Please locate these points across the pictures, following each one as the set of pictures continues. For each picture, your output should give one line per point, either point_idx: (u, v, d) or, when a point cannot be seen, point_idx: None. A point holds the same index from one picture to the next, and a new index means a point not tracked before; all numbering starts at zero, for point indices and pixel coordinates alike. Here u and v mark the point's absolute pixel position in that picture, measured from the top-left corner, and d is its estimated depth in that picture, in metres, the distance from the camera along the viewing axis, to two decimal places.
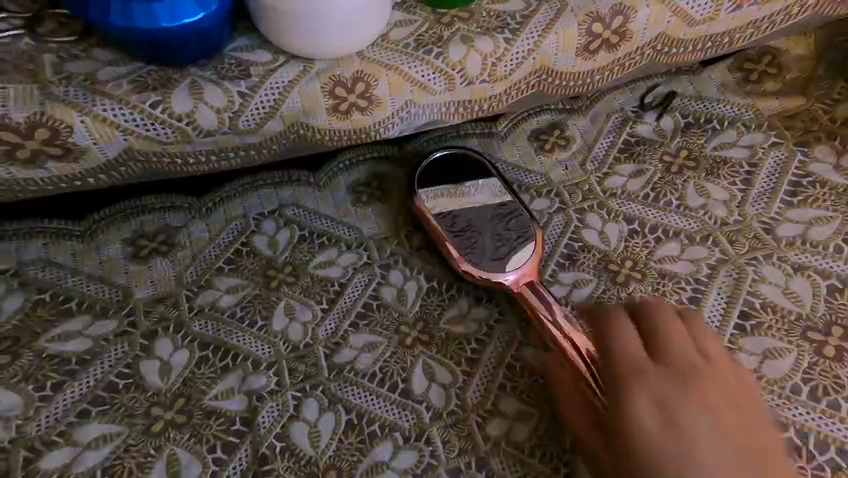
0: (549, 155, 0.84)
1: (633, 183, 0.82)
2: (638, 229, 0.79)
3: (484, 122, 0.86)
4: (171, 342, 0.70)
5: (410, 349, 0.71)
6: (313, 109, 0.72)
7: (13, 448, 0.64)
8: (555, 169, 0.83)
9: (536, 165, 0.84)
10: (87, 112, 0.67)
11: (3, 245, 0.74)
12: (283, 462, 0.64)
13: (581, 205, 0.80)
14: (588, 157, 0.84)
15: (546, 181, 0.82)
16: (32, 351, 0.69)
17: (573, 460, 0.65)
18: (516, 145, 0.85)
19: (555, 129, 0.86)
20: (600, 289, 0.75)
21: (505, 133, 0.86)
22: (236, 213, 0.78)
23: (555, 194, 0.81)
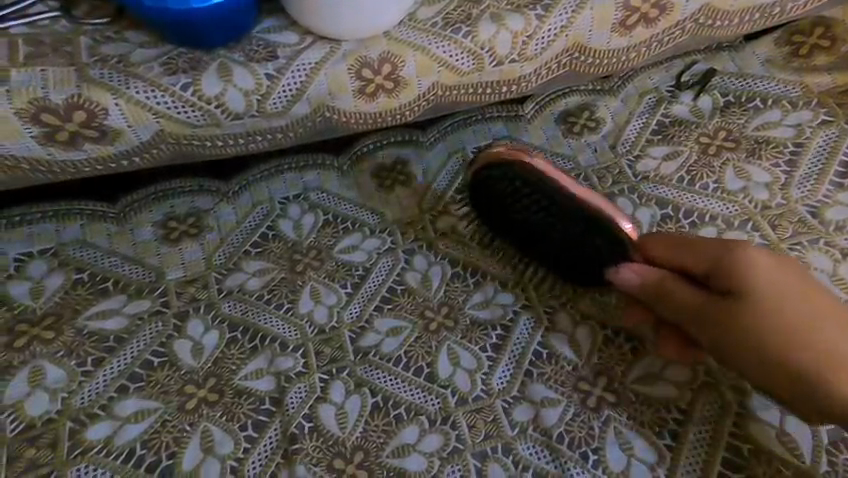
0: (578, 138, 0.82)
1: (668, 166, 0.79)
2: (671, 214, 0.76)
3: (510, 105, 0.84)
4: (202, 323, 0.72)
5: (435, 333, 0.71)
6: (340, 91, 0.72)
7: (60, 419, 0.67)
8: (583, 153, 0.81)
9: (564, 148, 0.82)
10: (121, 95, 0.68)
11: (43, 226, 0.77)
12: (312, 441, 0.66)
13: (612, 191, 0.78)
14: (619, 139, 0.82)
15: (574, 165, 0.80)
16: (73, 327, 0.72)
17: (602, 446, 0.66)
18: (542, 128, 0.83)
19: (585, 111, 0.84)
20: None
21: (531, 116, 0.84)
22: (262, 196, 0.79)
23: (584, 179, 0.79)
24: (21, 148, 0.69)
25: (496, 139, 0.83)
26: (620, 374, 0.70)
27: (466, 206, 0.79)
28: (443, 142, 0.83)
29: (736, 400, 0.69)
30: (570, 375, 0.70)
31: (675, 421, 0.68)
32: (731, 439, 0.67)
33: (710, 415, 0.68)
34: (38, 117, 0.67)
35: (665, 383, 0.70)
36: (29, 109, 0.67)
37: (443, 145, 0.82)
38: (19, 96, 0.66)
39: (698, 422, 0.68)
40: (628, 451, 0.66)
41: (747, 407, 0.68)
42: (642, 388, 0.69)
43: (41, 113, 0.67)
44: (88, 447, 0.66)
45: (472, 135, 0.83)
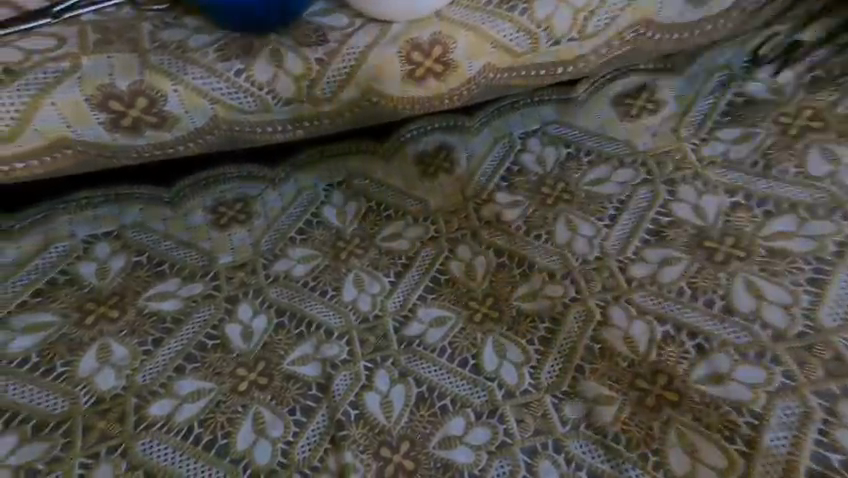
0: (637, 121, 0.86)
1: (738, 150, 0.82)
2: (741, 201, 0.78)
3: (562, 88, 0.89)
4: (251, 307, 0.73)
5: (479, 325, 0.71)
6: (388, 76, 0.71)
7: (126, 395, 0.69)
8: (642, 137, 0.85)
9: (619, 132, 0.86)
10: (179, 81, 0.69)
11: (106, 210, 0.81)
12: (358, 428, 0.66)
13: (673, 176, 0.81)
14: (682, 123, 0.85)
15: (630, 149, 0.84)
16: (135, 308, 0.74)
17: (663, 448, 0.63)
18: (596, 111, 0.88)
19: (643, 92, 0.88)
20: (694, 266, 0.74)
21: (584, 99, 0.88)
22: (308, 183, 0.82)
23: (641, 165, 0.83)
24: (90, 134, 0.70)
25: (544, 123, 0.87)
26: (682, 372, 0.67)
27: (514, 193, 0.81)
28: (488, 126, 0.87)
29: (823, 406, 0.64)
30: (627, 371, 0.68)
31: (749, 427, 0.63)
32: (819, 449, 0.62)
33: (795, 422, 0.63)
34: (106, 104, 0.69)
35: (740, 385, 0.66)
36: (98, 95, 0.69)
37: (489, 130, 0.86)
38: (88, 83, 0.68)
39: (777, 428, 0.63)
40: (693, 455, 0.63)
41: (837, 413, 0.63)
42: (707, 387, 0.66)
43: (107, 100, 0.69)
44: (150, 423, 0.67)
45: (519, 119, 0.87)
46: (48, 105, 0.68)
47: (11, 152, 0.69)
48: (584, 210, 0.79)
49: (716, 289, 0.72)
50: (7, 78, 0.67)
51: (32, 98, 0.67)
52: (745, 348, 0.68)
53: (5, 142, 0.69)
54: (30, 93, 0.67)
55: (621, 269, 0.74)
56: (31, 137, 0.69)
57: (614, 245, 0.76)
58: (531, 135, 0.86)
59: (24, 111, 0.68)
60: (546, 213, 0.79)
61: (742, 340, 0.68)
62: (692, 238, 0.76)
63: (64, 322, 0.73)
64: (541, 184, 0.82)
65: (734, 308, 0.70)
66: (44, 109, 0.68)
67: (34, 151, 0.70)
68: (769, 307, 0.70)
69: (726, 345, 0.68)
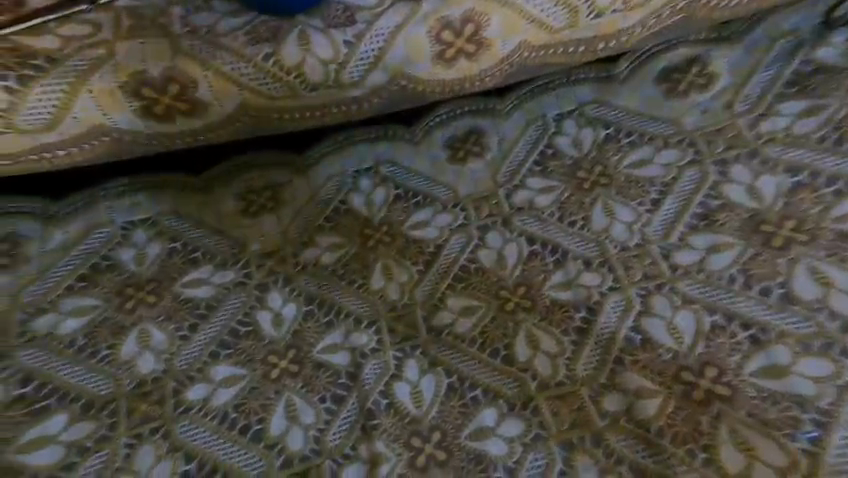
0: (684, 97, 0.83)
1: (803, 123, 0.79)
2: (807, 181, 0.75)
3: (603, 64, 0.86)
4: (281, 295, 0.74)
5: (511, 314, 0.70)
6: (418, 57, 0.70)
7: (164, 379, 0.70)
8: (690, 114, 0.82)
9: (664, 110, 0.83)
10: (210, 67, 0.69)
11: (143, 196, 0.82)
12: (388, 418, 0.65)
13: (724, 156, 0.78)
14: (737, 97, 0.83)
15: (677, 128, 0.81)
16: (171, 294, 0.75)
17: (713, 444, 0.61)
18: (639, 88, 0.85)
19: (695, 65, 0.85)
20: (751, 253, 0.71)
21: (625, 76, 0.86)
22: (335, 169, 0.82)
23: (689, 145, 0.80)
24: (124, 121, 0.70)
25: (580, 103, 0.85)
26: (733, 365, 0.64)
27: (548, 177, 0.80)
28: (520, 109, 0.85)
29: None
30: (671, 364, 0.65)
31: (813, 425, 0.61)
32: None
33: None
34: (138, 91, 0.69)
35: (802, 378, 0.63)
36: (131, 83, 0.68)
37: (520, 114, 0.85)
38: (122, 69, 0.68)
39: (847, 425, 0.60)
40: (749, 453, 0.60)
41: None
42: (765, 381, 0.63)
43: (140, 86, 0.69)
44: (187, 407, 0.68)
45: (554, 99, 0.85)
46: (86, 92, 0.68)
47: (52, 140, 0.69)
48: (623, 194, 0.77)
49: (774, 277, 0.69)
50: (46, 65, 0.67)
51: (71, 86, 0.67)
52: (808, 340, 0.65)
53: (46, 130, 0.68)
54: (69, 80, 0.67)
55: (664, 257, 0.72)
56: (70, 124, 0.69)
57: (657, 231, 0.74)
58: (566, 116, 0.84)
59: (63, 99, 0.67)
60: (582, 198, 0.77)
61: (805, 330, 0.66)
62: (747, 222, 0.73)
63: (107, 306, 0.75)
64: (577, 169, 0.80)
65: (797, 297, 0.67)
66: (82, 96, 0.68)
67: (73, 137, 0.70)
68: (835, 295, 0.67)
69: (789, 337, 0.65)
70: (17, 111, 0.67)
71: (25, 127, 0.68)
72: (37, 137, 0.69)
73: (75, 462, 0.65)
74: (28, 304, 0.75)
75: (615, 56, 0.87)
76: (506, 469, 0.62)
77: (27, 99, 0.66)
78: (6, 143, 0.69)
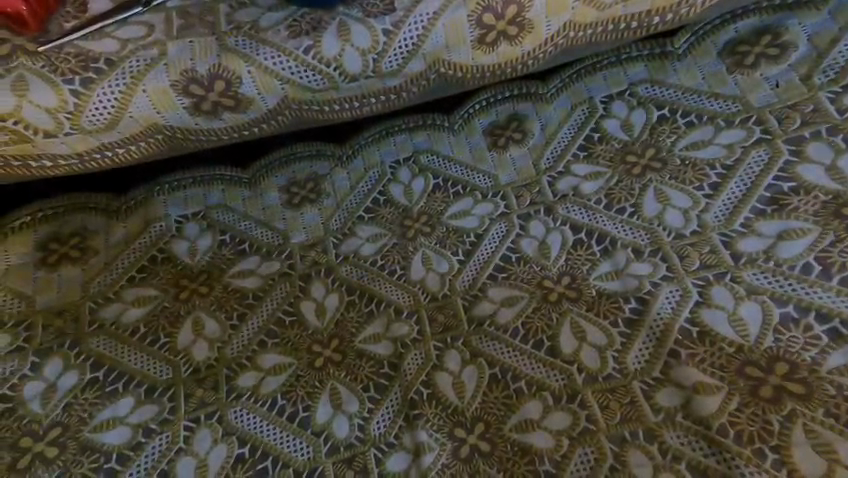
0: (753, 71, 0.79)
1: None
2: None
3: (660, 40, 0.83)
4: (324, 285, 0.75)
5: (556, 305, 0.68)
6: (458, 43, 0.69)
7: (216, 367, 0.72)
8: (760, 90, 0.78)
9: (729, 86, 0.79)
10: (252, 62, 0.69)
11: (194, 191, 0.85)
12: (431, 408, 0.65)
13: (800, 134, 0.73)
14: (816, 68, 0.77)
15: (743, 105, 0.77)
16: (222, 285, 0.77)
17: (784, 444, 0.57)
18: (699, 64, 0.81)
19: (768, 35, 0.80)
20: (832, 239, 0.66)
21: (683, 52, 0.82)
22: (374, 160, 0.83)
23: (757, 124, 0.75)
24: (176, 118, 0.71)
25: (631, 83, 0.82)
26: (808, 361, 0.60)
27: (594, 163, 0.77)
28: (566, 92, 0.83)
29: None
30: (733, 359, 0.62)
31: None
32: None
33: None
34: (188, 89, 0.69)
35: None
36: (181, 81, 0.69)
37: (566, 97, 0.83)
38: (174, 67, 0.69)
39: None
40: (829, 457, 0.56)
41: None
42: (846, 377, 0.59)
43: (189, 84, 0.69)
44: (239, 394, 0.70)
45: (602, 81, 0.83)
46: (141, 91, 0.68)
47: (112, 139, 0.71)
48: (678, 179, 0.74)
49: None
50: (107, 67, 0.68)
51: (128, 86, 0.68)
52: None
53: (106, 130, 0.70)
54: (127, 80, 0.68)
55: (726, 246, 0.68)
56: (128, 122, 0.70)
57: (717, 218, 0.70)
58: (615, 98, 0.82)
59: (121, 99, 0.68)
60: (632, 184, 0.75)
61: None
62: (826, 206, 0.68)
63: (165, 296, 0.77)
64: (627, 153, 0.77)
65: None
66: (138, 95, 0.69)
67: (131, 135, 0.72)
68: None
69: None
70: (83, 113, 0.68)
71: (88, 128, 0.69)
72: (98, 136, 0.71)
73: (141, 443, 0.67)
74: (95, 294, 0.79)
75: (673, 30, 0.83)
76: (553, 463, 0.60)
77: (89, 101, 0.68)
78: (72, 144, 0.71)
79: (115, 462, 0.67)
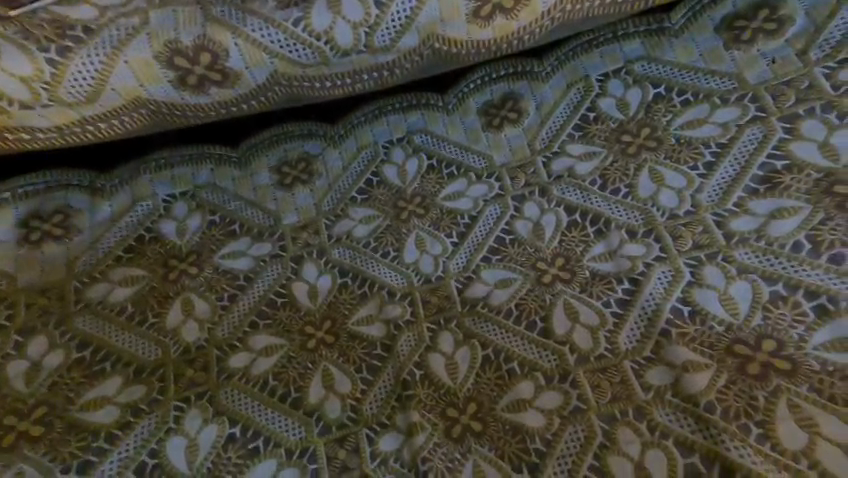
0: (749, 47, 0.78)
1: None
2: None
3: (656, 15, 0.82)
4: (316, 267, 0.75)
5: (549, 286, 0.68)
6: (453, 17, 0.68)
7: (207, 348, 0.71)
8: (756, 67, 0.77)
9: (725, 63, 0.78)
10: (239, 34, 0.67)
11: (182, 170, 0.84)
12: (423, 389, 0.65)
13: (794, 111, 0.73)
14: (812, 44, 0.76)
15: (739, 83, 0.77)
16: (212, 265, 0.77)
17: (770, 420, 0.57)
18: (696, 40, 0.80)
19: (764, 10, 0.79)
20: (822, 217, 0.66)
21: (680, 28, 0.81)
22: (367, 140, 0.83)
23: (751, 102, 0.75)
24: (160, 92, 0.70)
25: (628, 60, 0.81)
26: (796, 338, 0.61)
27: (589, 144, 0.77)
28: (562, 70, 0.82)
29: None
30: (723, 337, 0.62)
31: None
32: None
33: None
34: (172, 61, 0.68)
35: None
36: (164, 52, 0.67)
37: (561, 75, 0.82)
38: (157, 38, 0.66)
39: None
40: (810, 430, 0.56)
41: None
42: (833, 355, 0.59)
43: (172, 57, 0.67)
44: (229, 375, 0.69)
45: (598, 59, 0.82)
46: (122, 63, 0.66)
47: (94, 112, 0.70)
48: (672, 159, 0.73)
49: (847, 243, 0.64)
50: (85, 36, 0.65)
51: (108, 57, 0.66)
52: None
53: (87, 103, 0.69)
54: (107, 51, 0.66)
55: (718, 225, 0.68)
56: (110, 96, 0.69)
57: (710, 198, 0.70)
58: (611, 76, 0.81)
59: (101, 71, 0.67)
60: (627, 164, 0.74)
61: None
62: (818, 183, 0.68)
63: (153, 276, 0.77)
64: (622, 132, 0.77)
65: None
66: (119, 67, 0.67)
67: (114, 109, 0.70)
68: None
69: None
70: (60, 84, 0.66)
71: (68, 100, 0.68)
72: (80, 110, 0.69)
73: (129, 422, 0.67)
74: (81, 273, 0.78)
75: (670, 5, 0.82)
76: (543, 442, 0.60)
77: (67, 72, 0.66)
78: (52, 117, 0.69)
79: (104, 442, 0.66)
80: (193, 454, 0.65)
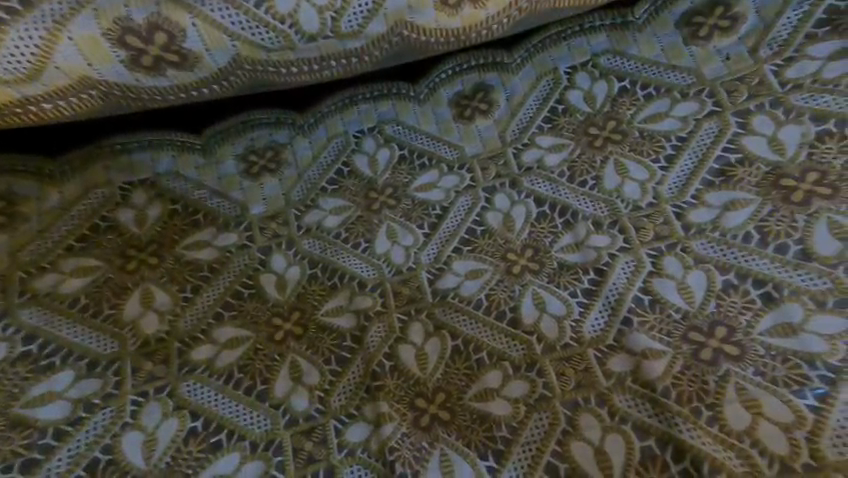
0: (705, 43, 0.81)
1: (832, 68, 0.75)
2: (832, 130, 0.71)
3: (620, 9, 0.83)
4: (285, 258, 0.74)
5: (518, 277, 0.69)
6: (420, 4, 0.67)
7: (168, 340, 0.70)
8: (712, 63, 0.79)
9: (684, 58, 0.80)
10: (197, 14, 0.65)
11: (141, 156, 0.82)
12: (393, 380, 0.65)
13: (746, 107, 0.76)
14: (762, 41, 0.79)
15: (696, 78, 0.79)
16: (173, 256, 0.75)
17: (719, 403, 0.60)
18: (657, 36, 0.82)
19: (719, 8, 0.82)
20: (768, 209, 0.69)
21: (642, 22, 0.83)
22: (337, 129, 0.82)
23: (707, 96, 0.77)
24: (110, 72, 0.67)
25: (594, 54, 0.83)
26: (743, 324, 0.63)
27: (559, 136, 0.78)
28: (531, 63, 0.83)
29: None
30: (678, 325, 0.64)
31: (822, 381, 0.59)
32: None
33: None
34: (123, 40, 0.65)
35: (814, 335, 0.61)
36: (114, 30, 0.64)
37: (530, 68, 0.83)
38: (105, 14, 0.64)
39: None
40: (753, 410, 0.59)
41: None
42: (777, 340, 0.62)
43: (124, 35, 0.65)
44: (191, 367, 0.68)
45: (565, 51, 0.83)
46: (66, 39, 0.64)
47: (35, 92, 0.66)
48: (637, 151, 0.75)
49: (791, 234, 0.67)
50: (21, 8, 0.61)
51: (50, 32, 0.63)
52: (821, 296, 0.63)
53: (27, 81, 0.65)
54: (48, 25, 0.62)
55: (677, 217, 0.71)
56: (54, 74, 0.66)
57: (671, 190, 0.72)
58: (578, 69, 0.83)
59: (42, 47, 0.63)
60: (594, 157, 0.76)
61: (822, 288, 0.63)
62: (766, 177, 0.71)
63: (109, 266, 0.75)
64: (589, 125, 0.78)
65: (813, 253, 0.65)
66: (63, 44, 0.64)
67: (58, 89, 0.67)
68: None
69: (801, 294, 0.64)
70: None
71: (5, 77, 0.64)
72: (20, 89, 0.66)
73: (81, 417, 0.65)
74: (27, 263, 0.75)
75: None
76: (509, 429, 0.61)
77: (4, 45, 0.62)
78: None
79: (52, 438, 0.63)
80: (149, 449, 0.63)
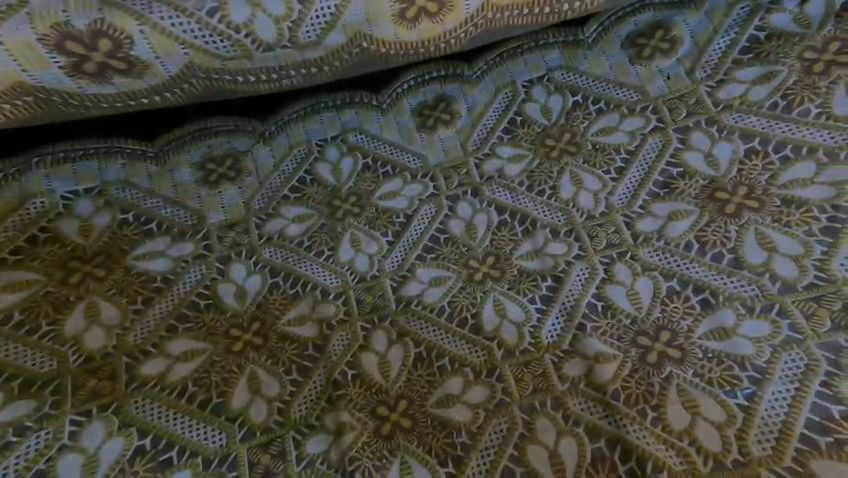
0: (648, 63, 0.85)
1: (757, 91, 0.80)
2: (759, 148, 0.76)
3: (571, 28, 0.87)
4: (245, 268, 0.73)
5: (480, 284, 0.71)
6: (376, 16, 0.68)
7: (116, 355, 0.67)
8: (654, 81, 0.84)
9: (630, 76, 0.84)
10: (145, 21, 0.63)
11: (86, 165, 0.79)
12: (355, 389, 0.65)
13: (685, 123, 0.80)
14: (698, 63, 0.84)
15: (641, 95, 0.83)
16: (123, 267, 0.73)
17: (662, 405, 0.62)
18: (605, 54, 0.86)
19: (660, 30, 0.86)
20: (704, 221, 0.73)
21: (592, 41, 0.87)
22: (300, 138, 0.82)
23: (651, 113, 0.81)
24: (48, 79, 0.65)
25: (549, 69, 0.86)
26: (685, 329, 0.66)
27: (518, 146, 0.81)
28: (491, 75, 0.86)
29: (828, 359, 0.62)
30: (629, 329, 0.67)
31: (750, 382, 0.63)
32: (819, 400, 0.60)
33: (799, 375, 0.62)
34: (62, 46, 0.63)
35: (744, 338, 0.65)
36: (51, 35, 0.62)
37: (490, 80, 0.85)
38: (40, 18, 0.62)
39: (779, 380, 0.62)
40: (691, 409, 0.62)
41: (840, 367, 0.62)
42: (713, 343, 0.65)
43: (64, 40, 0.63)
44: (140, 383, 0.66)
45: (523, 65, 0.86)
46: None
47: None
48: (590, 163, 0.78)
49: (725, 243, 0.71)
50: None
51: None
52: (751, 302, 0.67)
53: None
54: None
55: (627, 226, 0.74)
56: None
57: (621, 200, 0.75)
58: (535, 83, 0.85)
59: None
60: (551, 167, 0.79)
61: (751, 293, 0.67)
62: (704, 189, 0.75)
63: (49, 280, 0.72)
64: (546, 136, 0.81)
65: (743, 262, 0.69)
66: None
67: None
68: (778, 258, 0.69)
69: (734, 300, 0.67)
70: None
71: None
72: None
73: (11, 442, 0.61)
74: None
75: (584, 19, 0.87)
76: (469, 435, 0.62)
77: None
78: None
79: None
80: (90, 471, 0.60)
